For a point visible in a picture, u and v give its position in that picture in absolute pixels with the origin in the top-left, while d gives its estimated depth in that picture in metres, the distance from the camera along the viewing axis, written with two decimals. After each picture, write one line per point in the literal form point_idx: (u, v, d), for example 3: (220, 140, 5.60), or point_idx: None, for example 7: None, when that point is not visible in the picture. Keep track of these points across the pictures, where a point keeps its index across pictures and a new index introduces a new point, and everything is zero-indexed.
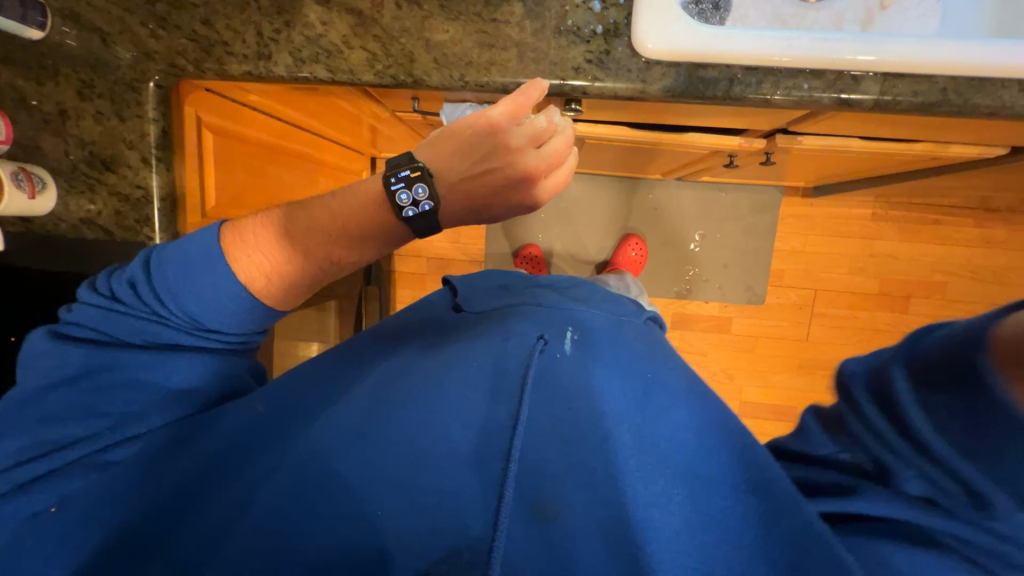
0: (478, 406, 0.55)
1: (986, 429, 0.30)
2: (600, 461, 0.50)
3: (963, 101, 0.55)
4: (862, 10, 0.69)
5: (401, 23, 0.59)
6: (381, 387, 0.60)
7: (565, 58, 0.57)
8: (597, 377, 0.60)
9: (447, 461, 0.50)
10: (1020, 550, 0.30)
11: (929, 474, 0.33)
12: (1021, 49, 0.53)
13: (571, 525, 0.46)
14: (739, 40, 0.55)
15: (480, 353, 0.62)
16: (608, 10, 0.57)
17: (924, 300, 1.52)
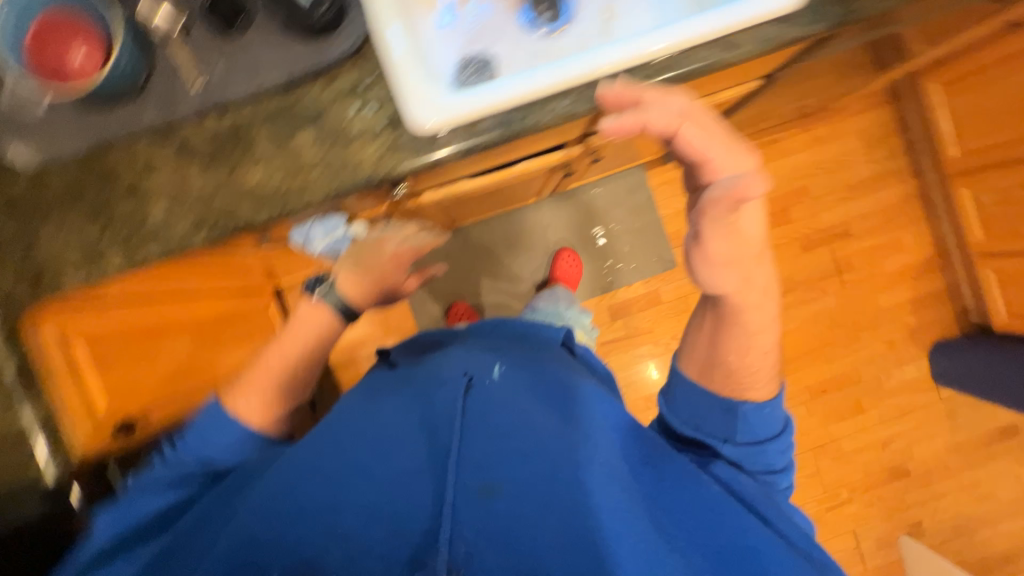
0: (428, 433, 0.65)
1: (714, 412, 0.72)
2: (531, 444, 0.63)
3: (681, 69, 0.67)
4: (600, 22, 0.85)
5: (214, 181, 0.64)
6: (335, 438, 0.69)
7: (364, 158, 0.65)
8: (525, 388, 0.72)
9: (407, 483, 0.60)
10: (743, 464, 0.70)
11: (707, 439, 0.72)
12: (699, 21, 0.66)
13: (506, 499, 0.58)
14: (492, 94, 0.65)
15: (422, 383, 0.74)
16: (382, 107, 0.65)
17: (798, 207, 1.71)
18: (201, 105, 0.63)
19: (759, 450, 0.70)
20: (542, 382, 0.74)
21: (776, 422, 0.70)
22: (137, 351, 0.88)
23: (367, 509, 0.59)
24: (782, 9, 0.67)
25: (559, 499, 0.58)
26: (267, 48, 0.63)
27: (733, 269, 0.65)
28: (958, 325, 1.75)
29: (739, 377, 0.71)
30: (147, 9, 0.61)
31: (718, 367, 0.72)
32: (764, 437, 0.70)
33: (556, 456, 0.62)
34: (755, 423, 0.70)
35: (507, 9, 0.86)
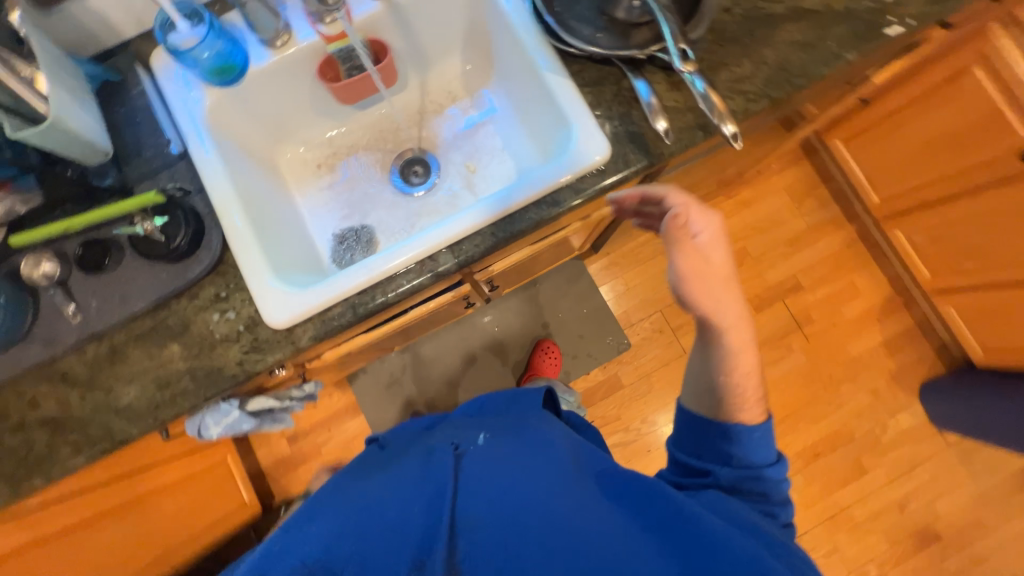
0: (417, 483, 0.59)
1: (714, 433, 0.63)
2: (522, 479, 0.56)
3: (511, 231, 0.72)
4: (463, 177, 0.93)
5: (94, 402, 0.69)
6: (323, 501, 0.61)
7: (226, 361, 0.69)
8: (520, 435, 0.65)
9: (395, 537, 0.52)
10: (743, 491, 0.60)
11: (709, 465, 0.62)
12: (518, 190, 0.73)
13: (493, 532, 0.50)
14: (341, 281, 0.70)
15: (414, 450, 0.69)
16: (240, 312, 0.71)
17: (742, 268, 1.71)
18: (78, 339, 0.69)
19: (759, 477, 0.60)
20: (532, 425, 0.68)
21: (768, 447, 0.61)
22: (79, 545, 0.94)
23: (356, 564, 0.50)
24: (597, 156, 0.72)
25: (540, 527, 0.50)
26: (134, 278, 0.70)
27: (705, 290, 0.60)
28: (943, 361, 1.65)
29: (723, 396, 0.63)
30: (27, 265, 0.68)
31: (714, 393, 0.64)
32: (761, 464, 0.61)
33: (551, 491, 0.54)
34: (749, 446, 0.61)
35: (379, 179, 0.94)
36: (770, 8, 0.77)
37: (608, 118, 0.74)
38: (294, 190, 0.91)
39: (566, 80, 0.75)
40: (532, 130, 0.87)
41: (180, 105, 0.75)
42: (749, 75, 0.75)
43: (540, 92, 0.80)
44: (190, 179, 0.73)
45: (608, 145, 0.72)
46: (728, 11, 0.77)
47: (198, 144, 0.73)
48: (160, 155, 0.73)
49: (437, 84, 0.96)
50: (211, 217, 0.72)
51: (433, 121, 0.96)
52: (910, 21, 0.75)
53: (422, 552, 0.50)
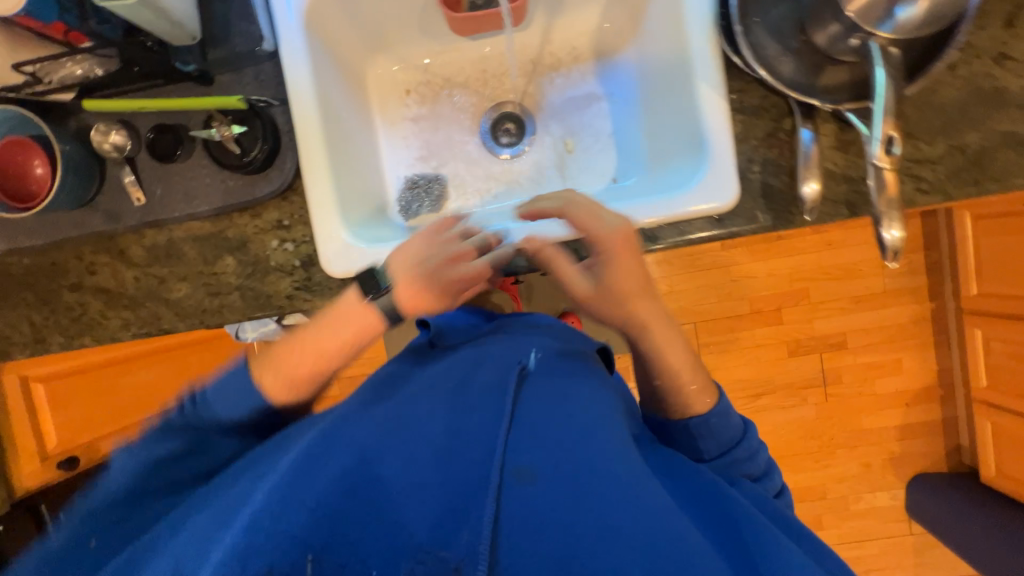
0: (460, 416, 0.53)
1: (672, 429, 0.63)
2: (576, 438, 0.50)
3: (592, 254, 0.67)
4: (556, 154, 0.83)
5: (145, 287, 0.70)
6: (357, 412, 0.54)
7: (276, 290, 0.69)
8: (568, 383, 0.58)
9: (445, 477, 0.47)
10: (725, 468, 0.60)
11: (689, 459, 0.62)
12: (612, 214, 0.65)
13: (548, 490, 0.46)
14: None
15: (454, 365, 0.61)
16: (300, 246, 0.68)
17: (794, 308, 1.60)
18: (139, 222, 0.68)
19: (732, 456, 0.60)
20: (580, 367, 0.62)
21: (729, 426, 0.61)
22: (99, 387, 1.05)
23: (403, 487, 0.46)
24: (720, 202, 0.62)
25: (598, 491, 0.46)
26: (199, 179, 0.66)
27: (625, 304, 0.61)
28: (947, 461, 1.63)
29: (679, 394, 0.62)
30: (97, 132, 0.64)
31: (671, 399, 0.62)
32: (730, 445, 0.61)
33: (614, 454, 0.49)
34: (711, 436, 0.61)
35: (467, 127, 0.84)
36: (1004, 78, 0.60)
37: (750, 160, 0.64)
38: (375, 112, 0.82)
39: (719, 99, 0.63)
40: (653, 132, 0.76)
41: None
42: (935, 159, 0.61)
43: (682, 96, 0.68)
44: (275, 88, 0.66)
45: (736, 193, 0.62)
46: (949, 68, 0.61)
47: (291, 49, 0.65)
48: (249, 46, 0.65)
49: (562, 34, 0.82)
50: (289, 136, 0.67)
51: (544, 77, 0.83)
52: None
53: (473, 499, 0.46)
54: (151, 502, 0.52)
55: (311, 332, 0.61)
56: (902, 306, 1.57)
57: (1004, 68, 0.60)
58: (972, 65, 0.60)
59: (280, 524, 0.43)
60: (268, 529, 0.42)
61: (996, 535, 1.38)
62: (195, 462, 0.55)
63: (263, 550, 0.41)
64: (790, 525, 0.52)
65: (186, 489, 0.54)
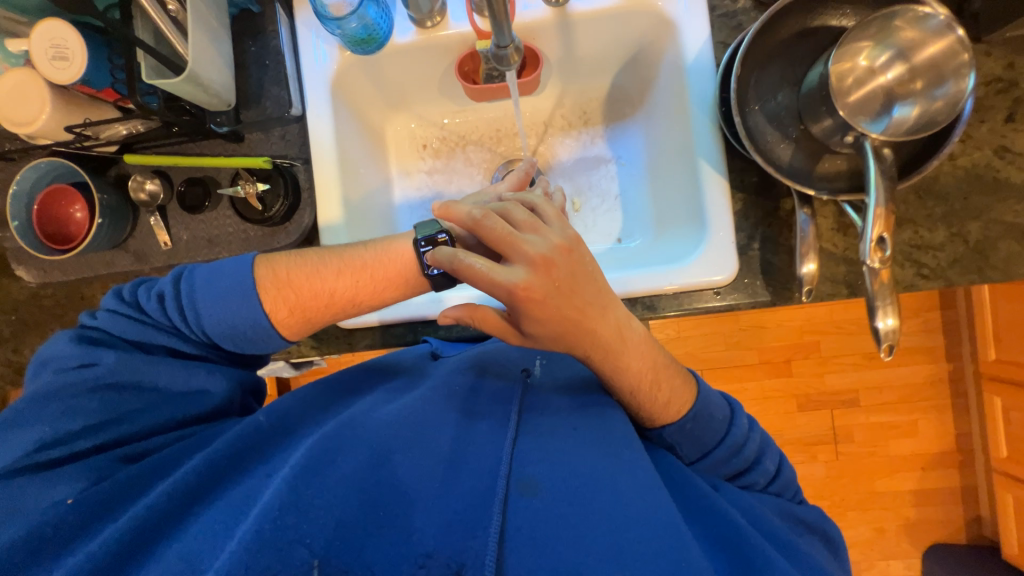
0: (467, 427, 0.56)
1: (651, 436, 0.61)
2: (581, 456, 0.53)
3: None
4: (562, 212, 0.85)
5: None
6: (361, 413, 0.56)
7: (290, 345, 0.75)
8: (567, 402, 0.60)
9: (451, 488, 0.50)
10: (709, 466, 0.59)
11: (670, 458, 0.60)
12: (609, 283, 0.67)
13: (551, 504, 0.49)
14: (431, 302, 0.72)
15: (453, 371, 0.63)
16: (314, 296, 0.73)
17: (804, 361, 1.56)
18: (165, 265, 0.72)
19: (711, 449, 0.59)
20: (579, 379, 0.64)
21: (704, 431, 0.58)
22: None
23: (411, 495, 0.49)
24: (718, 277, 0.64)
25: (603, 511, 0.48)
26: (223, 229, 0.70)
27: (567, 342, 0.56)
28: (966, 532, 1.54)
29: (645, 410, 0.59)
30: (135, 181, 0.70)
31: (645, 410, 0.59)
32: (711, 445, 0.59)
33: (615, 470, 0.52)
34: (690, 441, 0.59)
35: (478, 181, 0.86)
36: (1005, 172, 0.61)
37: (750, 238, 0.65)
38: (392, 165, 0.86)
39: (720, 178, 0.64)
40: (659, 199, 0.78)
41: (310, 64, 0.70)
42: (936, 247, 0.62)
43: (685, 170, 0.70)
44: (299, 147, 0.71)
45: (734, 269, 0.64)
46: (950, 158, 0.62)
47: (317, 114, 0.70)
48: (279, 111, 0.69)
49: (575, 100, 0.85)
50: (309, 193, 0.71)
51: (555, 138, 0.86)
52: None
53: (481, 506, 0.49)
54: (108, 453, 0.52)
55: (330, 273, 0.62)
56: (919, 366, 1.53)
57: (1005, 160, 0.61)
58: (974, 158, 0.62)
59: (292, 532, 0.45)
60: (283, 527, 0.45)
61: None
62: (153, 410, 0.56)
63: (279, 550, 0.44)
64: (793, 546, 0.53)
65: (147, 442, 0.55)
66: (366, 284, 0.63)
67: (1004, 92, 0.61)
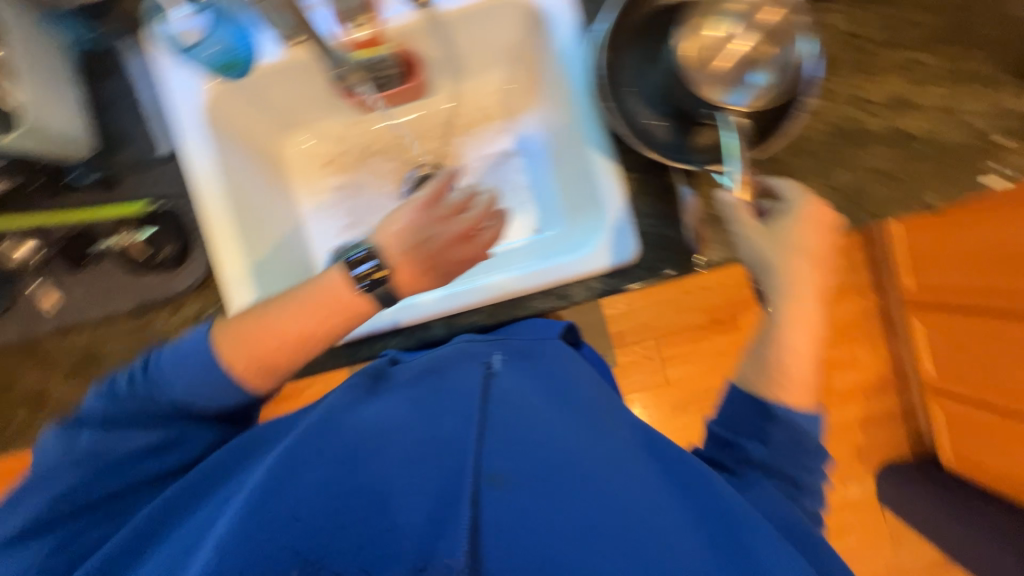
0: (435, 420, 0.49)
1: (741, 423, 0.54)
2: (553, 440, 0.47)
3: (508, 318, 0.71)
4: None
5: (70, 394, 0.69)
6: (321, 425, 0.49)
7: None
8: (535, 391, 0.55)
9: (420, 478, 0.43)
10: (775, 472, 0.51)
11: (757, 467, 0.52)
12: (516, 280, 0.69)
13: (526, 489, 0.43)
14: (385, 316, 0.71)
15: (420, 378, 0.58)
16: None
17: (748, 315, 1.63)
18: (61, 325, 0.68)
19: (799, 456, 0.51)
20: (554, 376, 0.60)
21: (810, 437, 0.51)
22: None
23: (382, 492, 0.42)
24: (623, 259, 0.65)
25: (583, 494, 0.43)
26: (121, 278, 0.68)
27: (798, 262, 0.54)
28: (912, 450, 1.61)
29: (767, 373, 0.53)
30: (11, 243, 0.65)
31: (764, 368, 0.54)
32: (801, 454, 0.52)
33: (592, 450, 0.47)
34: (788, 433, 0.52)
35: (389, 191, 0.84)
36: (866, 122, 0.65)
37: (645, 218, 0.67)
38: (297, 188, 0.83)
39: (610, 163, 0.66)
40: (566, 187, 0.78)
41: (173, 96, 0.67)
42: None
43: (580, 158, 0.71)
44: (181, 185, 0.69)
45: (638, 248, 0.65)
46: (816, 114, 0.65)
47: (191, 146, 0.67)
48: (148, 151, 0.68)
49: (473, 96, 0.84)
50: (199, 232, 0.69)
51: (459, 138, 0.85)
52: (1017, 175, 0.63)
53: (444, 506, 0.41)
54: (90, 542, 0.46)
55: None
56: (858, 303, 1.57)
57: (864, 111, 0.65)
58: (836, 111, 0.65)
59: (261, 548, 0.37)
60: (249, 545, 0.37)
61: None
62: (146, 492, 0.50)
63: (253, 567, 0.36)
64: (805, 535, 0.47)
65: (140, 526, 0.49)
66: (309, 318, 0.54)
67: (852, 46, 0.65)
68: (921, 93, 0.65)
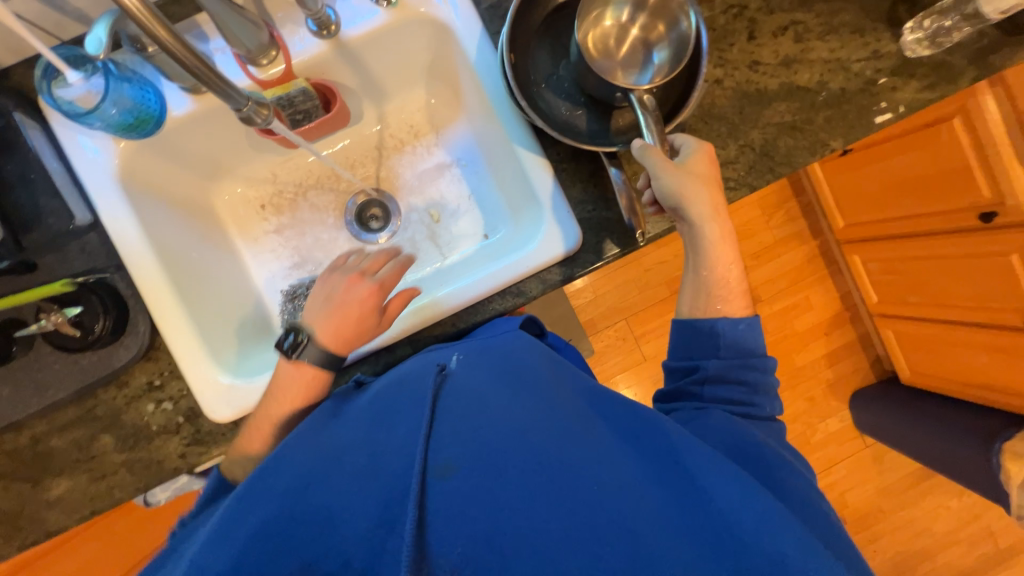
0: (388, 429, 0.48)
1: (693, 348, 0.58)
2: (506, 417, 0.46)
3: (471, 323, 0.72)
4: (425, 228, 0.84)
5: (18, 499, 0.65)
6: (277, 457, 0.48)
7: (166, 453, 0.65)
8: (483, 374, 0.53)
9: (369, 486, 0.42)
10: (729, 385, 0.55)
11: (716, 385, 0.56)
12: (470, 286, 0.69)
13: (472, 475, 0.42)
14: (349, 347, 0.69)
15: (375, 386, 0.57)
16: (178, 403, 0.66)
17: None
18: None
19: (744, 365, 0.56)
20: (502, 350, 0.57)
21: (751, 340, 0.57)
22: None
23: (333, 514, 0.41)
24: (568, 246, 0.67)
25: (531, 462, 0.43)
26: (47, 366, 0.64)
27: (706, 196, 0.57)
28: (875, 373, 1.71)
29: (710, 292, 0.58)
30: None
31: (703, 291, 0.58)
32: (748, 358, 0.56)
33: (542, 422, 0.47)
34: (734, 342, 0.56)
35: (331, 223, 0.83)
36: (763, 82, 0.70)
37: (582, 203, 0.70)
38: (235, 237, 0.81)
39: (538, 157, 0.68)
40: (504, 188, 0.80)
41: (82, 165, 0.65)
42: (732, 160, 0.70)
43: (510, 158, 0.73)
44: (106, 255, 0.66)
45: (580, 233, 0.68)
46: (718, 82, 0.70)
47: (110, 212, 0.65)
48: (63, 224, 0.63)
49: (397, 115, 0.84)
50: (136, 300, 0.66)
51: (392, 158, 0.85)
52: (901, 110, 0.70)
53: (392, 512, 0.40)
54: None
55: None
56: (801, 249, 1.66)
57: (758, 72, 0.70)
58: (736, 77, 0.70)
59: None
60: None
61: (915, 421, 1.47)
62: None
63: None
64: (765, 455, 0.49)
65: None
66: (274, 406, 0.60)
67: (739, 17, 0.71)
68: (805, 49, 0.71)
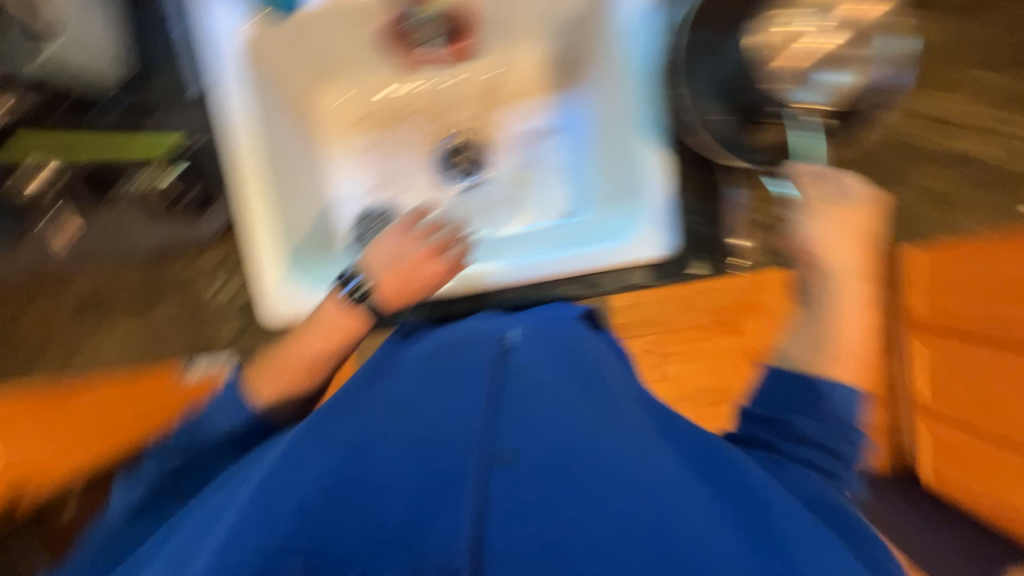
0: (448, 396, 0.45)
1: (785, 401, 0.53)
2: (574, 424, 0.43)
3: (534, 299, 0.70)
4: (508, 190, 0.81)
5: (83, 326, 0.71)
6: (330, 410, 0.46)
7: (221, 330, 0.71)
8: (550, 364, 0.50)
9: (427, 462, 0.40)
10: (820, 453, 0.50)
11: (807, 449, 0.51)
12: (547, 264, 0.67)
13: (542, 474, 0.39)
14: None
15: (429, 347, 0.54)
16: (243, 288, 0.71)
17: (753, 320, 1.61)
18: (81, 258, 0.69)
19: (844, 434, 0.50)
20: (567, 347, 0.54)
21: (854, 417, 0.51)
22: None
23: (384, 487, 0.38)
24: (656, 252, 0.64)
25: (605, 477, 0.39)
26: (140, 218, 0.69)
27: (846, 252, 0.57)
28: None
29: (822, 350, 0.54)
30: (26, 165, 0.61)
31: (819, 351, 0.54)
32: (848, 434, 0.50)
33: (611, 434, 0.43)
34: (836, 418, 0.50)
35: (419, 157, 0.81)
36: None
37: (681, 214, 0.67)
38: (325, 144, 0.80)
39: (655, 153, 0.65)
40: (602, 172, 0.75)
41: (214, 32, 0.64)
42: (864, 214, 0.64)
43: (615, 146, 0.71)
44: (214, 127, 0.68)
45: (673, 243, 0.65)
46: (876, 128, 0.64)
47: (227, 88, 0.64)
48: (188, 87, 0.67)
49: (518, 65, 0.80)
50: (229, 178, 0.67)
51: (498, 108, 0.81)
52: None
53: (453, 491, 0.38)
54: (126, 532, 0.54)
55: None
56: None
57: None
58: None
59: (248, 546, 0.34)
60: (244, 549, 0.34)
61: None
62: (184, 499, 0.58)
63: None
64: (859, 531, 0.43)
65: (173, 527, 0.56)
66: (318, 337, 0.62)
67: None
68: None
